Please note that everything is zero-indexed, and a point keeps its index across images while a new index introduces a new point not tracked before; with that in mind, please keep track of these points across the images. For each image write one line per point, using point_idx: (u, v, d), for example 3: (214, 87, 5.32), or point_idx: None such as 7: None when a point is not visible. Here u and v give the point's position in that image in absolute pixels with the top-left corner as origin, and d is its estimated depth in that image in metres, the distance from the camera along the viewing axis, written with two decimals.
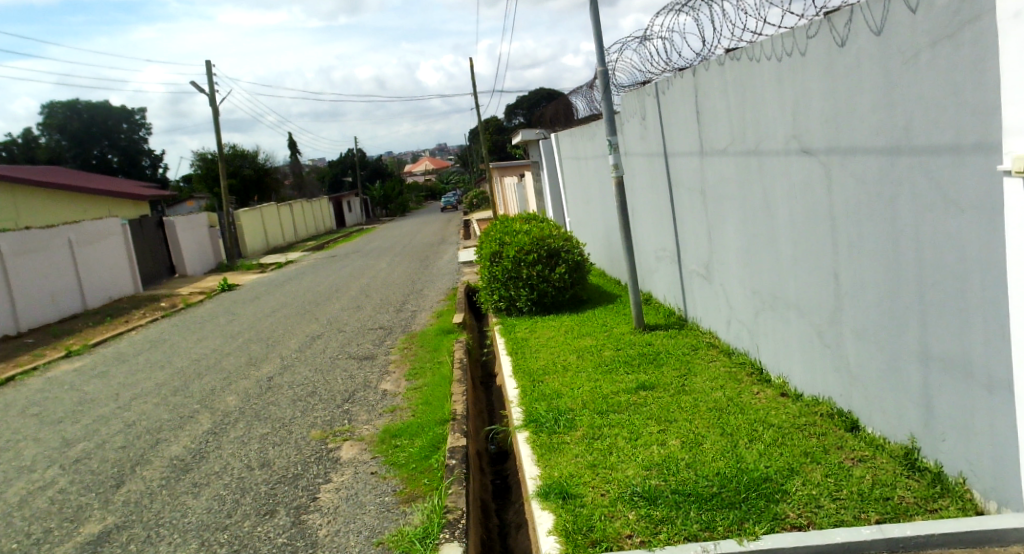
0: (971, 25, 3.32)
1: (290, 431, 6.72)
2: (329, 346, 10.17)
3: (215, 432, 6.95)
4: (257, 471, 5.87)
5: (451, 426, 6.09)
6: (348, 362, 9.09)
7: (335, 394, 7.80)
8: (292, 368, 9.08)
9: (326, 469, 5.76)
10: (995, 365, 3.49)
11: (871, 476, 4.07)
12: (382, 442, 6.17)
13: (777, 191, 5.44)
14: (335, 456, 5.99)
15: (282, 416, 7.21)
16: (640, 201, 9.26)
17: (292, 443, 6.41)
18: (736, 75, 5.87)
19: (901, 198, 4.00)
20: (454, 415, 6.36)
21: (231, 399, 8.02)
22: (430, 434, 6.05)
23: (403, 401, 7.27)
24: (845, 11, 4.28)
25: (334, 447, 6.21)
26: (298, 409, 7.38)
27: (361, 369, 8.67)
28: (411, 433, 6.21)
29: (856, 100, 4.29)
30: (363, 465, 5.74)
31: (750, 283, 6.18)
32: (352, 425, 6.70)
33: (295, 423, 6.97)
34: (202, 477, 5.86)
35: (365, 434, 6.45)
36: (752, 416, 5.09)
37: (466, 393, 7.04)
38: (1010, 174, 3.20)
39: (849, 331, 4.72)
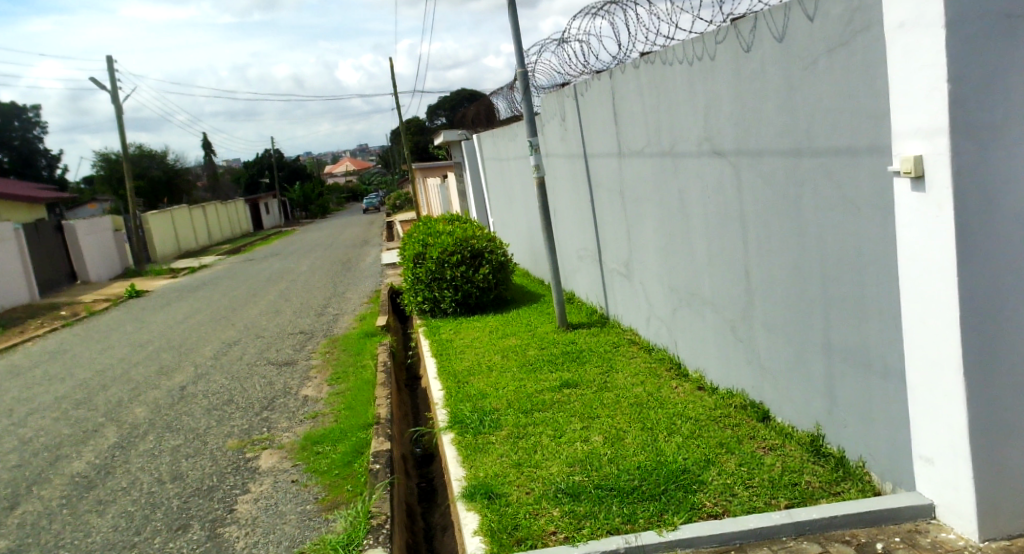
0: (864, 34, 3.52)
1: (205, 442, 6.56)
2: (246, 352, 9.95)
3: (121, 446, 6.72)
4: (168, 484, 5.71)
5: (376, 430, 6.06)
6: (266, 368, 8.92)
7: (252, 402, 7.65)
8: (205, 377, 8.85)
9: (244, 479, 5.65)
10: (890, 354, 3.70)
11: (781, 463, 4.26)
12: (304, 449, 6.10)
13: (691, 191, 5.62)
14: (253, 466, 5.88)
15: (195, 426, 7.03)
16: (562, 201, 9.38)
17: (207, 454, 6.26)
18: (650, 78, 6.03)
19: (805, 197, 4.19)
20: (378, 419, 6.33)
21: (138, 411, 7.77)
22: (353, 439, 6.00)
23: (325, 406, 7.18)
24: (751, 18, 4.45)
25: (252, 457, 6.09)
26: (212, 418, 7.21)
27: (280, 376, 8.52)
28: (333, 438, 6.16)
29: (763, 104, 4.47)
30: (283, 474, 5.66)
31: (667, 281, 6.35)
32: (271, 433, 6.59)
33: (210, 433, 6.81)
34: (109, 494, 5.66)
35: (285, 441, 6.35)
36: (670, 410, 5.24)
37: (390, 395, 7.01)
38: (899, 174, 3.38)
39: (760, 325, 4.91)
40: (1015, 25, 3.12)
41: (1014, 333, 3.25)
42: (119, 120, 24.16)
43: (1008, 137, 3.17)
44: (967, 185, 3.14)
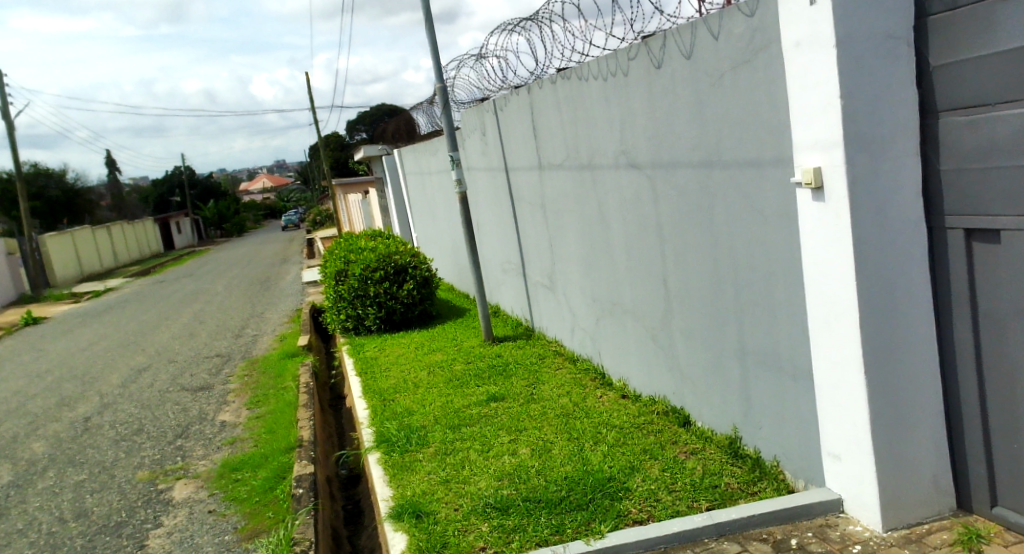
0: (764, 53, 3.70)
1: (112, 476, 6.32)
2: (157, 378, 9.63)
3: (19, 485, 6.41)
4: (71, 523, 5.48)
5: (298, 453, 5.95)
6: (179, 395, 8.65)
7: (164, 430, 7.40)
8: (113, 406, 8.52)
9: (156, 512, 5.47)
10: (799, 357, 3.87)
11: (702, 466, 4.38)
12: (221, 477, 5.94)
13: (609, 203, 5.75)
14: (166, 498, 5.70)
15: (101, 460, 6.76)
16: (484, 215, 9.43)
17: (115, 488, 6.03)
18: (567, 93, 6.15)
19: (716, 208, 4.34)
20: (301, 441, 6.22)
21: (37, 446, 7.42)
22: (274, 464, 5.88)
23: (243, 431, 7.01)
24: (660, 36, 4.60)
25: (165, 488, 5.90)
26: (120, 450, 6.95)
27: (194, 402, 8.28)
28: (253, 464, 6.03)
29: (674, 118, 4.62)
30: (199, 504, 5.51)
31: (590, 292, 6.46)
32: (185, 462, 6.40)
33: (117, 466, 6.56)
34: (5, 537, 5.40)
35: (201, 470, 6.17)
36: (596, 419, 5.32)
37: (314, 417, 6.90)
38: (800, 186, 3.55)
39: (679, 333, 5.05)
40: (900, 45, 3.33)
41: (909, 334, 3.44)
42: (13, 138, 23.11)
43: (898, 150, 3.36)
44: (862, 194, 3.32)
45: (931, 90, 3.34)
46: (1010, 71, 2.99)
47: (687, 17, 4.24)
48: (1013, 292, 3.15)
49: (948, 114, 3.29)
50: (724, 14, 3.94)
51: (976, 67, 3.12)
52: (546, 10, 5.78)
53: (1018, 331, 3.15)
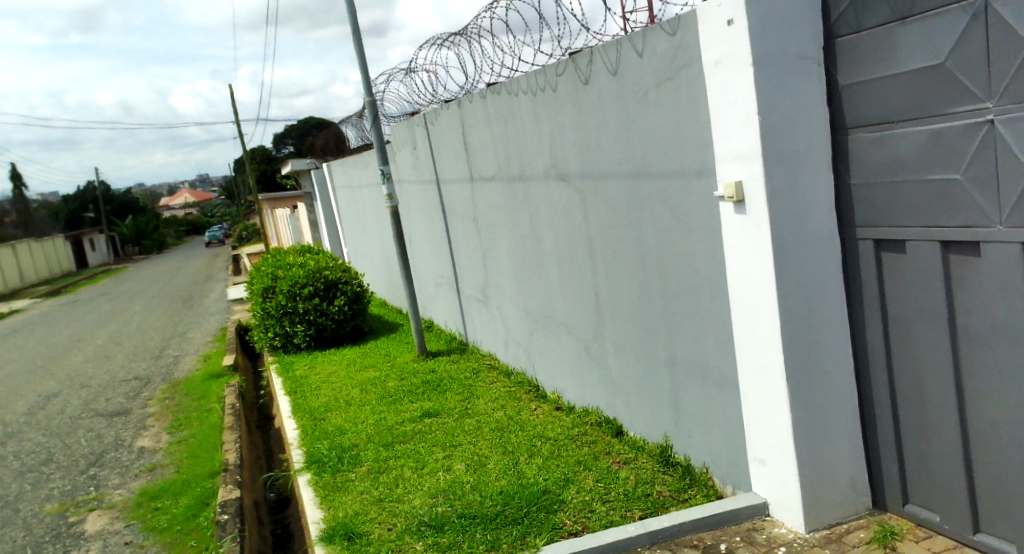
0: (686, 71, 3.81)
1: (18, 510, 6.03)
2: (70, 404, 9.25)
3: None
4: None
5: (223, 477, 5.79)
6: (93, 421, 8.31)
7: (76, 459, 7.11)
8: (20, 436, 8.14)
9: (67, 547, 5.25)
10: (725, 366, 3.97)
11: (634, 475, 4.44)
12: (139, 506, 5.74)
13: (541, 217, 5.79)
14: (79, 531, 5.47)
15: (8, 493, 6.45)
16: (416, 229, 9.39)
17: (21, 523, 5.76)
18: (497, 107, 6.19)
19: (644, 220, 4.44)
20: (226, 465, 6.06)
21: None
22: (197, 491, 5.71)
23: (163, 457, 6.79)
24: (587, 52, 4.68)
25: (78, 521, 5.66)
26: (28, 482, 6.64)
27: (110, 428, 7.98)
28: (173, 492, 5.84)
29: (602, 133, 4.70)
30: (115, 536, 5.30)
31: (523, 305, 6.49)
32: (100, 492, 6.16)
33: (24, 499, 6.26)
34: None
35: (117, 500, 5.94)
36: (530, 432, 5.34)
37: (240, 439, 6.73)
38: (723, 199, 3.67)
39: (611, 344, 5.11)
40: (812, 65, 3.47)
41: (826, 342, 3.57)
42: None
43: (812, 164, 3.50)
44: (781, 207, 3.45)
45: (841, 108, 3.49)
46: (912, 91, 3.15)
47: (613, 35, 4.32)
48: (919, 299, 3.30)
49: (856, 131, 3.44)
50: (648, 33, 4.04)
51: (882, 86, 3.27)
52: (475, 26, 5.81)
53: (925, 337, 3.30)
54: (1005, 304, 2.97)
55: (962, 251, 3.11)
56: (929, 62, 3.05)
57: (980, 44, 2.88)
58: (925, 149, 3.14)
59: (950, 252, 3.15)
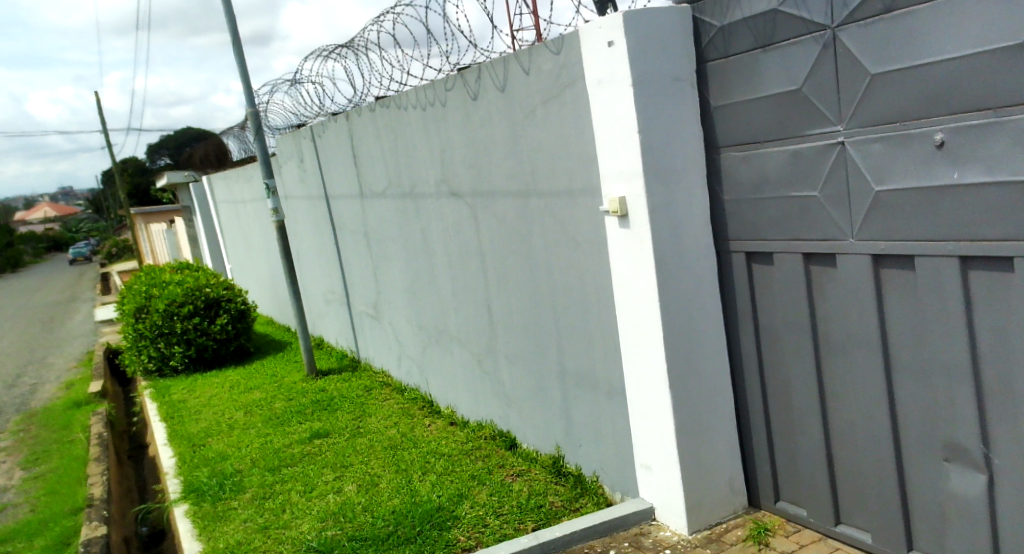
0: (571, 89, 3.91)
1: None
2: None
3: None
4: None
5: (88, 514, 5.46)
6: None
7: None
8: None
9: None
10: (613, 376, 4.07)
11: (528, 487, 4.47)
12: None
13: (432, 231, 5.78)
14: None
15: None
16: (304, 245, 9.19)
17: None
18: (386, 121, 6.15)
19: (533, 235, 4.51)
20: (91, 500, 5.72)
21: None
22: (56, 530, 5.36)
23: (18, 495, 6.32)
24: (475, 68, 4.73)
25: None
26: None
27: None
28: (28, 532, 5.45)
29: (490, 149, 4.76)
30: None
31: (415, 320, 6.45)
32: None
33: None
34: None
35: None
36: (424, 448, 5.30)
37: (107, 471, 6.36)
38: (608, 214, 3.78)
39: (503, 358, 5.15)
40: (687, 87, 3.63)
41: (705, 350, 3.73)
42: None
43: (689, 181, 3.65)
44: (661, 222, 3.58)
45: (713, 128, 3.66)
46: (775, 112, 3.34)
47: (500, 52, 4.39)
48: (787, 308, 3.50)
49: (727, 150, 3.62)
50: (534, 51, 4.13)
51: (750, 108, 3.46)
52: (362, 39, 5.77)
53: (793, 344, 3.50)
54: (859, 311, 3.19)
55: (821, 262, 3.32)
56: (789, 86, 3.26)
57: (830, 71, 3.09)
58: (788, 168, 3.34)
59: (811, 263, 3.36)
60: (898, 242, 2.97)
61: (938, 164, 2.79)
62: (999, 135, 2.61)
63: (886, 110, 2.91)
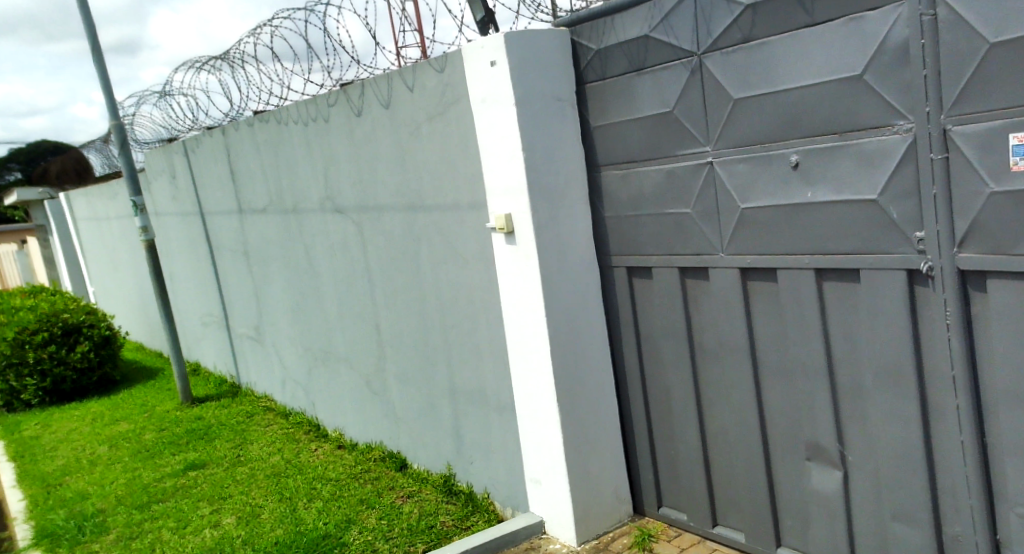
0: (455, 107, 3.95)
1: None
2: None
3: None
4: None
5: None
6: None
7: None
8: None
9: None
10: (502, 392, 4.10)
11: (418, 508, 4.43)
12: None
13: (317, 249, 5.67)
14: None
15: None
16: (179, 266, 8.80)
17: None
18: (266, 136, 5.99)
19: (421, 252, 4.50)
20: None
21: None
22: None
23: None
24: (358, 84, 4.69)
25: None
26: None
27: None
28: None
29: (376, 166, 4.72)
30: None
31: (300, 341, 6.29)
32: None
33: None
34: None
35: None
36: (310, 474, 5.16)
37: None
38: (495, 230, 3.82)
39: (392, 378, 5.10)
40: (567, 107, 3.72)
41: (591, 364, 3.81)
42: None
43: (572, 198, 3.74)
44: (546, 238, 3.65)
45: (593, 147, 3.77)
46: (650, 133, 3.48)
47: (383, 68, 4.38)
48: (665, 320, 3.63)
49: (606, 168, 3.74)
50: (417, 68, 4.14)
51: (626, 128, 3.58)
52: (239, 52, 5.62)
53: (672, 355, 3.63)
54: (731, 322, 3.34)
55: (695, 276, 3.47)
56: (662, 108, 3.40)
57: (698, 95, 3.24)
58: (663, 186, 3.48)
59: (686, 277, 3.50)
60: (762, 257, 3.14)
61: (795, 184, 2.98)
62: (846, 157, 2.80)
63: (750, 132, 3.08)
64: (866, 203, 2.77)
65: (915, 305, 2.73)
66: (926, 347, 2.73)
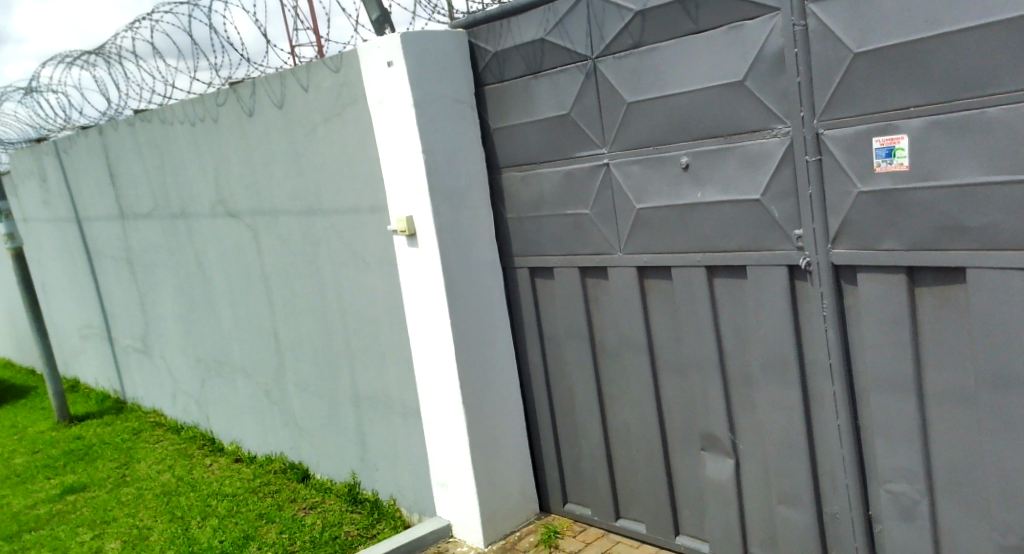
0: (352, 108, 3.88)
1: None
2: None
3: None
4: None
5: None
6: None
7: None
8: None
9: None
10: (407, 396, 4.06)
11: (321, 520, 4.33)
12: None
13: (208, 255, 5.46)
14: None
15: None
16: (54, 276, 8.28)
17: None
18: (148, 136, 5.72)
19: (320, 257, 4.40)
20: None
21: None
22: None
23: None
24: (249, 83, 4.54)
25: None
26: None
27: None
28: None
29: (270, 169, 4.59)
30: None
31: (191, 352, 6.03)
32: None
33: None
34: None
35: None
36: (204, 491, 4.95)
37: None
38: (396, 233, 3.79)
39: (292, 386, 4.96)
40: (466, 109, 3.73)
41: (495, 363, 3.82)
42: None
43: (473, 199, 3.74)
44: (447, 240, 3.64)
45: (493, 148, 3.79)
46: (548, 135, 3.53)
47: (275, 67, 4.26)
48: (566, 319, 3.69)
49: (506, 170, 3.76)
50: (312, 68, 4.05)
51: (525, 131, 3.62)
52: (116, 47, 5.33)
53: (574, 353, 3.69)
54: (629, 320, 3.43)
55: (595, 276, 3.54)
56: (559, 111, 3.45)
57: (593, 98, 3.31)
58: (562, 187, 3.54)
59: (587, 277, 3.57)
60: (657, 256, 3.24)
61: (686, 184, 3.08)
62: (731, 159, 2.92)
63: (643, 135, 3.17)
64: (751, 203, 2.90)
65: (796, 300, 2.88)
66: (807, 339, 2.88)
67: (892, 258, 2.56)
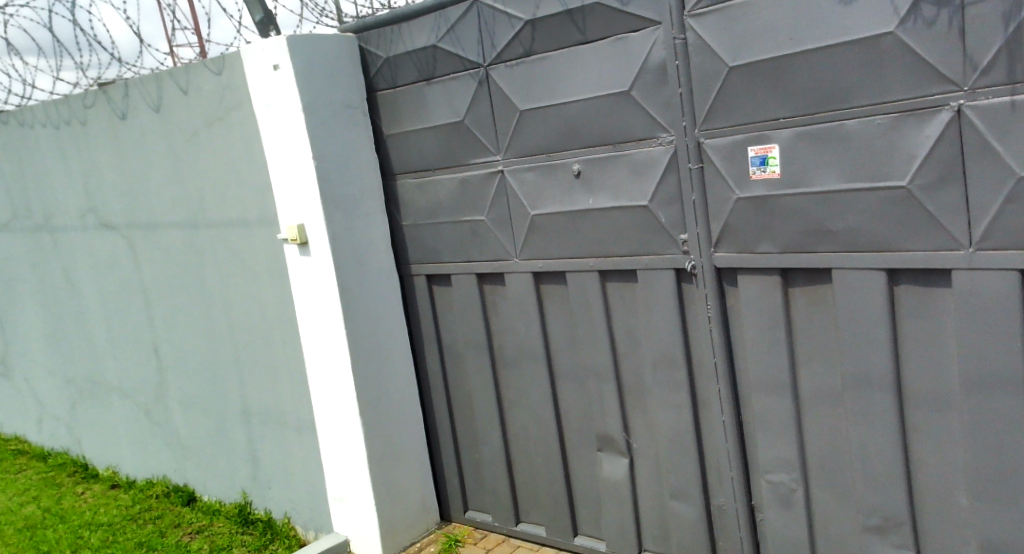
0: (236, 112, 3.74)
1: None
2: None
3: None
4: None
5: None
6: None
7: None
8: None
9: None
10: (301, 410, 3.93)
11: (208, 544, 4.11)
12: None
13: (78, 267, 5.10)
14: None
15: None
16: None
17: None
18: (5, 140, 5.29)
19: (205, 268, 4.20)
20: None
21: None
22: None
23: None
24: (121, 84, 4.29)
25: None
26: None
27: None
28: None
29: (147, 175, 4.34)
30: None
31: (60, 372, 5.62)
32: None
33: None
34: None
35: None
36: (75, 521, 4.61)
37: None
38: (287, 242, 3.67)
39: (175, 404, 4.71)
40: (357, 115, 3.67)
41: (391, 372, 3.77)
42: None
43: (367, 206, 3.68)
44: (340, 248, 3.56)
45: (386, 154, 3.74)
46: (442, 142, 3.52)
47: (149, 68, 4.04)
48: (463, 326, 3.68)
49: (400, 177, 3.72)
50: (190, 70, 3.87)
51: (418, 137, 3.60)
52: None
53: (471, 360, 3.69)
54: (526, 326, 3.46)
55: (492, 282, 3.55)
56: (452, 117, 3.45)
57: (486, 105, 3.33)
58: (457, 194, 3.53)
59: (484, 283, 3.58)
60: (551, 261, 3.29)
61: (578, 191, 3.15)
62: (620, 166, 3.01)
63: (536, 142, 3.21)
64: (640, 209, 2.99)
65: (683, 301, 2.99)
66: (694, 339, 2.99)
67: (769, 260, 2.70)
